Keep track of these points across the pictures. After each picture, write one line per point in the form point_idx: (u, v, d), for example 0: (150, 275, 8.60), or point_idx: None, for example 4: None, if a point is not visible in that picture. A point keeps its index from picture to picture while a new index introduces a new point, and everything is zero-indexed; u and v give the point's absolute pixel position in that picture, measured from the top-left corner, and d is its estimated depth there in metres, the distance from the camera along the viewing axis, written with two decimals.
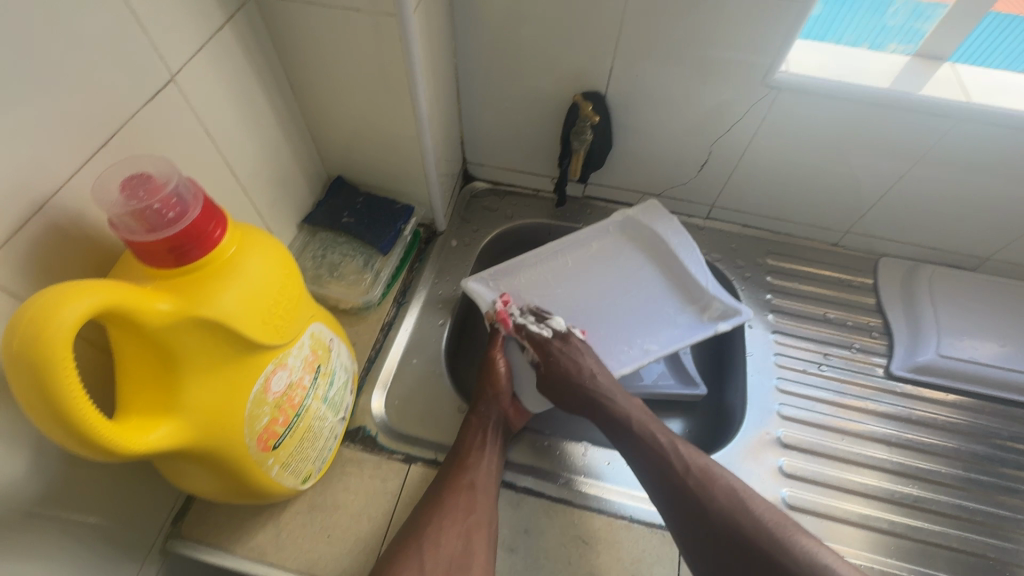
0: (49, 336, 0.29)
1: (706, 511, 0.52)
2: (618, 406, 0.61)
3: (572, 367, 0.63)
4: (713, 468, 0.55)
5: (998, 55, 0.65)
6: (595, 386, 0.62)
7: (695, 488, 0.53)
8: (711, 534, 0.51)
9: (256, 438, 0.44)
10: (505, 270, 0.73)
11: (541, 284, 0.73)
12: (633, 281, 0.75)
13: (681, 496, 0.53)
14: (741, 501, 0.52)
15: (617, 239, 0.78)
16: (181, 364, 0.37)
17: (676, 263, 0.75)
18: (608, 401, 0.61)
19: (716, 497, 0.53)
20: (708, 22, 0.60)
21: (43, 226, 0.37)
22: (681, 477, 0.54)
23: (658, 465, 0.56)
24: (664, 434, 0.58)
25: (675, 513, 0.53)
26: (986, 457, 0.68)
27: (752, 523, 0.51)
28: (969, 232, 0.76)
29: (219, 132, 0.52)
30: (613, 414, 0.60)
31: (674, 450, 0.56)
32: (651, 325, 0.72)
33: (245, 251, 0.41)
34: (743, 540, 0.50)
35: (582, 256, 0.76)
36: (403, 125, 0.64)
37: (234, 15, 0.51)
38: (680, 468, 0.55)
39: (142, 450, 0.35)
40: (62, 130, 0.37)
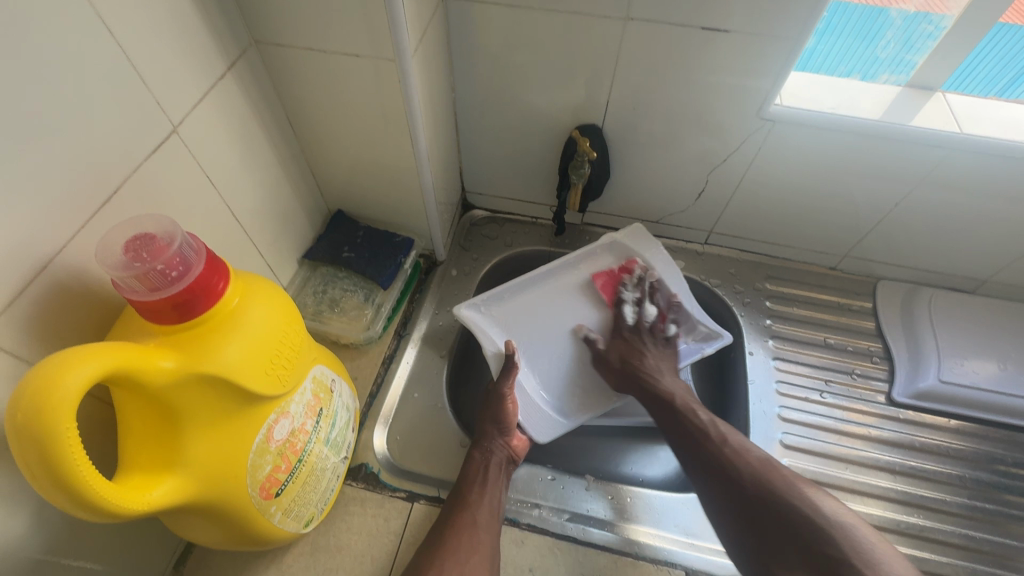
0: (54, 405, 0.29)
1: (736, 475, 0.55)
2: (662, 385, 0.65)
3: (636, 350, 0.69)
4: (748, 445, 0.57)
5: (985, 62, 0.65)
6: (643, 366, 0.67)
7: (730, 454, 0.56)
8: (743, 489, 0.54)
9: (258, 488, 0.44)
10: (500, 295, 0.73)
11: (534, 310, 0.73)
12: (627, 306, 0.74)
13: (715, 459, 0.57)
14: (774, 467, 0.55)
15: (614, 263, 0.77)
16: (185, 419, 0.37)
17: (667, 289, 0.74)
18: (651, 379, 0.66)
19: (751, 463, 0.55)
20: (702, 59, 0.61)
21: (48, 285, 0.37)
22: (718, 447, 0.57)
23: (698, 438, 0.59)
24: (703, 413, 0.62)
25: (709, 477, 0.56)
26: (991, 484, 0.68)
27: (782, 483, 0.53)
28: (966, 255, 0.76)
29: (221, 176, 0.52)
30: (658, 390, 0.65)
31: (713, 427, 0.60)
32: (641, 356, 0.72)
33: (248, 301, 0.41)
34: (770, 495, 0.52)
35: (573, 280, 0.76)
36: (402, 161, 0.64)
37: (235, 62, 0.52)
38: (716, 439, 0.58)
39: (146, 509, 0.35)
40: (66, 190, 0.37)
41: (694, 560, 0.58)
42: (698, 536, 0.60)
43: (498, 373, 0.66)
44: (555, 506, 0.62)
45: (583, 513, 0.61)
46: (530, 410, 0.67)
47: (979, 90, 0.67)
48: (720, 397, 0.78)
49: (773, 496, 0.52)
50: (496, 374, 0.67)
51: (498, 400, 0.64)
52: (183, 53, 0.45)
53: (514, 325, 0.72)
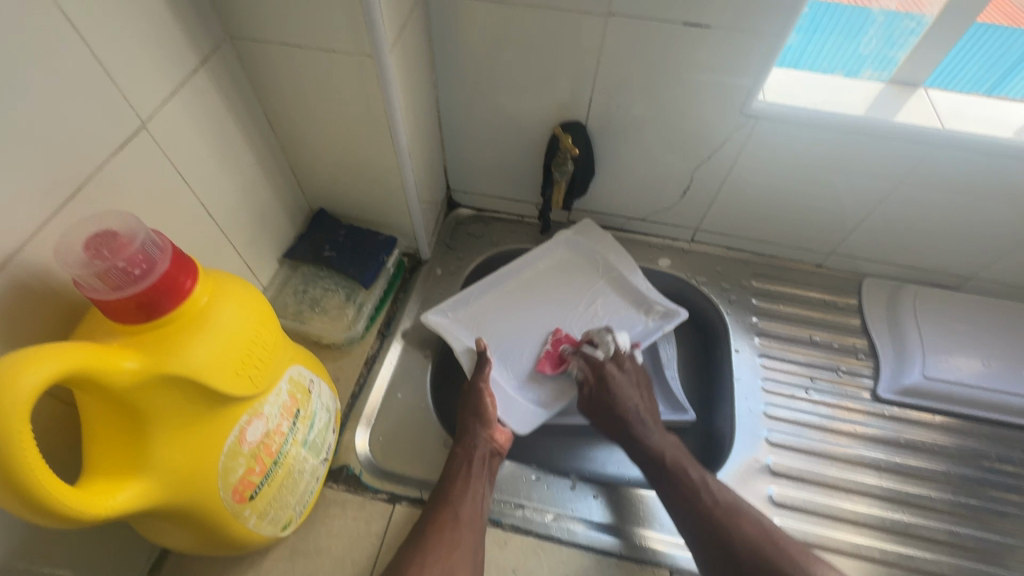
0: (5, 407, 0.28)
1: (730, 542, 0.53)
2: (651, 440, 0.62)
3: (615, 396, 0.65)
4: (738, 506, 0.56)
5: (974, 62, 0.65)
6: (632, 416, 0.63)
7: (722, 516, 0.55)
8: (736, 560, 0.52)
9: (231, 491, 0.43)
10: (463, 298, 0.73)
11: (498, 310, 0.74)
12: (588, 294, 0.76)
13: (707, 521, 0.55)
14: (767, 534, 0.54)
15: (572, 257, 0.79)
16: (150, 421, 0.36)
17: (624, 274, 0.77)
18: (641, 435, 0.62)
19: (745, 529, 0.54)
20: (684, 54, 0.61)
21: (7, 284, 0.36)
22: (710, 510, 0.55)
23: (688, 499, 0.57)
24: (694, 469, 0.59)
25: (699, 540, 0.55)
26: (975, 480, 0.68)
27: (775, 549, 0.53)
28: (950, 251, 0.76)
29: (194, 174, 0.51)
30: (646, 446, 0.62)
31: (703, 484, 0.58)
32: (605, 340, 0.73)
33: (217, 300, 0.40)
34: (766, 566, 0.52)
35: (536, 273, 0.77)
36: (382, 158, 0.64)
37: (207, 57, 0.51)
38: (706, 503, 0.56)
39: (108, 513, 0.34)
40: (26, 187, 0.36)
41: (680, 559, 0.58)
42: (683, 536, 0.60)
43: (471, 369, 0.67)
44: (539, 505, 0.61)
45: (567, 513, 0.60)
46: (507, 403, 0.67)
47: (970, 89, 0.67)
48: (707, 395, 0.78)
49: (770, 567, 0.51)
50: (469, 371, 0.67)
51: (475, 396, 0.63)
52: (151, 47, 0.44)
53: (481, 322, 0.72)
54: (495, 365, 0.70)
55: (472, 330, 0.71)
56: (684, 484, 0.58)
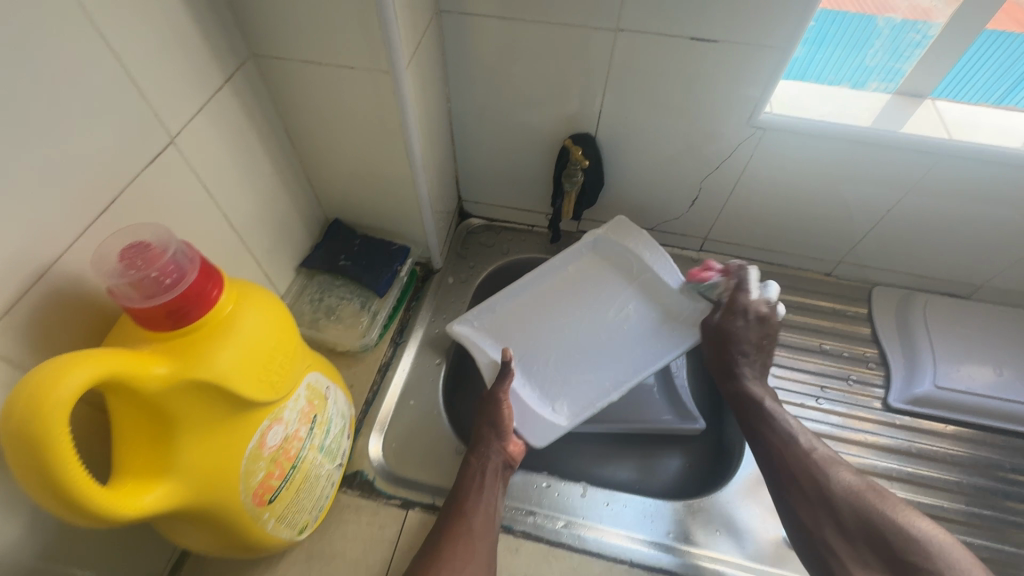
0: (49, 409, 0.30)
1: (824, 482, 0.57)
2: (750, 387, 0.66)
3: (741, 335, 0.68)
4: (836, 457, 0.59)
5: (984, 71, 0.65)
6: (744, 357, 0.68)
7: (818, 462, 0.59)
8: (829, 494, 0.56)
9: (251, 494, 0.44)
10: (488, 305, 0.73)
11: (523, 317, 0.73)
12: (616, 301, 0.75)
13: (803, 464, 0.59)
14: (866, 482, 0.56)
15: (597, 263, 0.78)
16: (177, 424, 0.38)
17: (656, 285, 0.74)
18: (740, 380, 0.68)
19: (840, 474, 0.57)
20: (692, 68, 0.62)
21: (45, 293, 0.38)
22: (806, 455, 0.60)
23: (783, 445, 0.61)
24: (792, 420, 0.63)
25: (788, 483, 0.59)
26: (989, 490, 0.67)
27: (871, 494, 0.55)
28: (961, 260, 0.76)
29: (218, 186, 0.53)
30: (744, 391, 0.67)
31: (803, 435, 0.61)
32: (628, 353, 0.71)
33: (241, 308, 0.41)
34: (862, 507, 0.54)
35: (560, 282, 0.76)
36: (397, 170, 0.65)
37: (232, 75, 0.53)
38: (803, 448, 0.60)
39: (139, 513, 0.36)
40: (64, 201, 0.38)
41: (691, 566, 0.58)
42: (694, 544, 0.60)
43: (494, 379, 0.66)
44: (550, 512, 0.61)
45: (578, 519, 0.61)
46: (525, 413, 0.66)
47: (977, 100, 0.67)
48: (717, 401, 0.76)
49: (868, 510, 0.54)
50: (490, 381, 0.67)
51: (493, 404, 0.63)
52: (180, 67, 0.46)
53: (504, 332, 0.72)
54: (517, 375, 0.69)
55: (496, 342, 0.71)
56: (777, 430, 0.62)
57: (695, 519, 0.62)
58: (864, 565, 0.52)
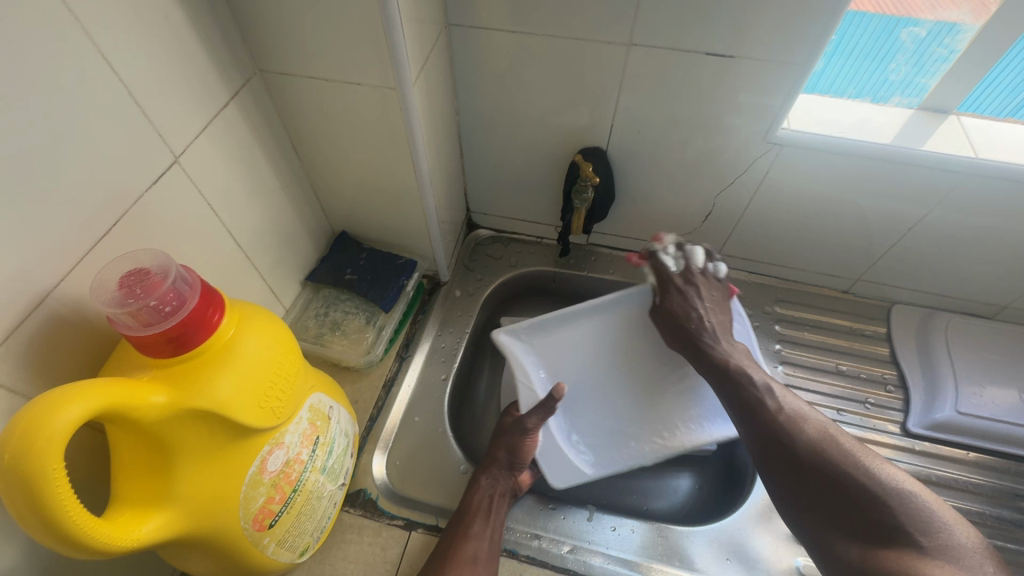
0: (43, 446, 0.29)
1: (791, 444, 0.54)
2: (715, 350, 0.62)
3: (688, 306, 0.65)
4: (805, 414, 0.56)
5: (1007, 72, 0.61)
6: (702, 329, 0.64)
7: (784, 421, 0.55)
8: (797, 460, 0.53)
9: (251, 520, 0.43)
10: (541, 325, 0.71)
11: (576, 347, 0.71)
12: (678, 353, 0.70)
13: (770, 428, 0.56)
14: (833, 437, 0.53)
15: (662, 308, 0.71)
16: (176, 452, 0.37)
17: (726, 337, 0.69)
18: (706, 346, 0.63)
19: (807, 432, 0.54)
20: (707, 83, 0.61)
21: (45, 318, 0.37)
22: (771, 414, 0.56)
23: (749, 407, 0.58)
24: (756, 375, 0.60)
25: (761, 447, 0.56)
26: (1011, 522, 0.65)
27: (838, 453, 0.52)
28: (985, 280, 0.74)
29: (222, 202, 0.53)
30: (710, 355, 0.62)
31: (768, 394, 0.58)
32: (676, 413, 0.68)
33: (243, 332, 0.41)
34: (829, 467, 0.51)
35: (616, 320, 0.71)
36: (404, 184, 0.65)
37: (238, 91, 0.52)
38: (770, 409, 0.57)
39: (135, 544, 0.35)
40: (66, 225, 0.38)
41: None
42: (703, 572, 0.58)
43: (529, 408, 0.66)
44: (555, 536, 0.60)
45: (584, 545, 0.59)
46: (553, 453, 0.66)
47: (1002, 101, 0.64)
48: None
49: (833, 468, 0.51)
50: (525, 409, 0.66)
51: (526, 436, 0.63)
52: (186, 85, 0.45)
53: (554, 361, 0.71)
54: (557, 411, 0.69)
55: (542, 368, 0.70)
56: (745, 391, 0.58)
57: (704, 547, 0.60)
58: (836, 528, 0.49)
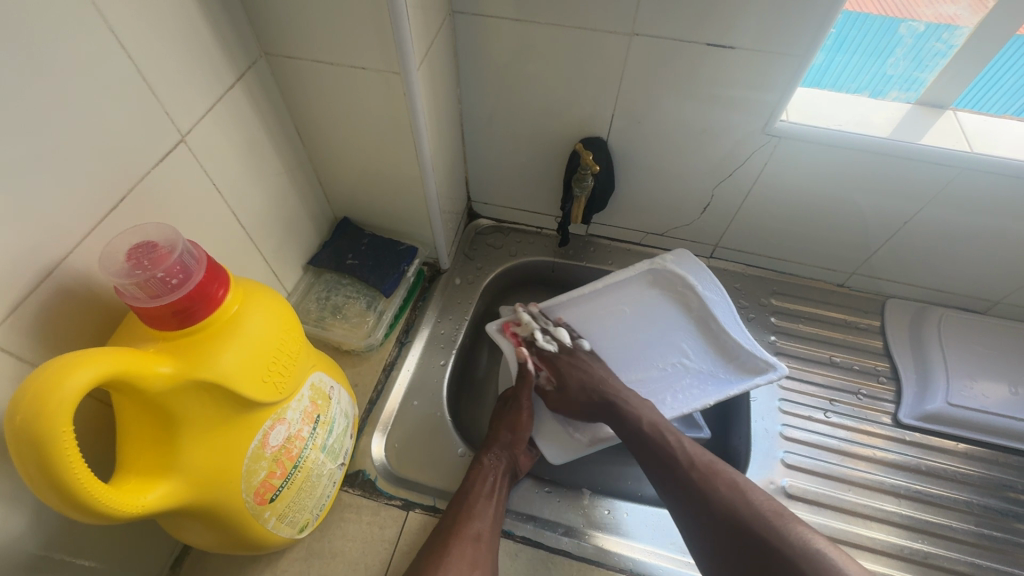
0: (52, 409, 0.30)
1: (708, 505, 0.54)
2: (630, 408, 0.63)
3: (578, 381, 0.66)
4: (717, 467, 0.57)
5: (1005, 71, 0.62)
6: (608, 388, 0.65)
7: (698, 480, 0.56)
8: (717, 526, 0.52)
9: (252, 493, 0.44)
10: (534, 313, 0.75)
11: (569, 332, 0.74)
12: (669, 340, 0.73)
13: (686, 486, 0.56)
14: (742, 493, 0.54)
15: (648, 290, 0.76)
16: (180, 423, 0.38)
17: (711, 319, 0.73)
18: (622, 402, 0.64)
19: (718, 487, 0.54)
20: (706, 74, 0.61)
21: (53, 289, 0.38)
22: (685, 471, 0.57)
23: (666, 464, 0.58)
24: (672, 435, 0.60)
25: (682, 505, 0.56)
26: (999, 511, 0.66)
27: (752, 513, 0.52)
28: (977, 276, 0.75)
29: (227, 184, 0.53)
30: (626, 416, 0.63)
31: (680, 448, 0.59)
32: (675, 386, 0.70)
33: (247, 309, 0.42)
34: (740, 530, 0.51)
35: (612, 305, 0.76)
36: (407, 171, 0.65)
37: (244, 73, 0.53)
38: (684, 466, 0.57)
39: (139, 511, 0.36)
40: (74, 198, 0.39)
41: None
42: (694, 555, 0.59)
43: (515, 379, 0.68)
44: (550, 519, 0.61)
45: (577, 527, 0.61)
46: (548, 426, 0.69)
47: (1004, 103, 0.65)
48: (723, 414, 0.77)
49: (748, 532, 0.51)
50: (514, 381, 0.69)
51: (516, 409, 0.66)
52: (193, 65, 0.46)
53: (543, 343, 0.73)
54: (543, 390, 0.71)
55: None
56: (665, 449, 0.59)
57: None
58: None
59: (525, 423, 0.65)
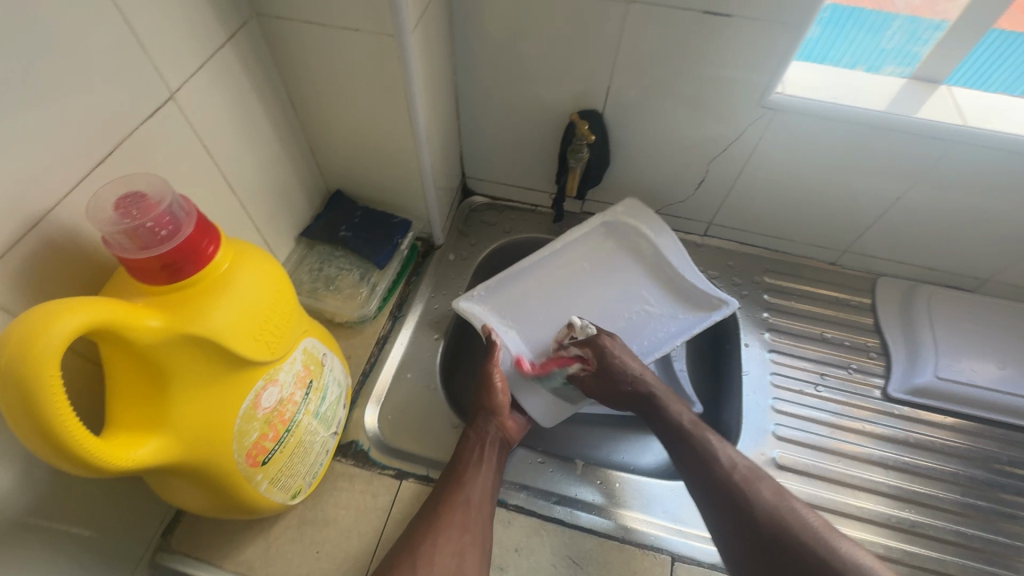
0: (38, 354, 0.29)
1: (747, 509, 0.51)
2: (670, 408, 0.62)
3: (623, 372, 0.64)
4: (759, 473, 0.54)
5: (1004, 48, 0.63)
6: (649, 388, 0.63)
7: (740, 483, 0.53)
8: (757, 534, 0.50)
9: (245, 454, 0.44)
10: (499, 282, 0.74)
11: (535, 293, 0.75)
12: (629, 288, 0.75)
13: (727, 490, 0.53)
14: (787, 501, 0.51)
15: (606, 243, 0.78)
16: (171, 378, 0.38)
17: (666, 266, 0.75)
18: (661, 401, 0.62)
19: (761, 492, 0.52)
20: (703, 45, 0.61)
21: (39, 242, 0.38)
22: (726, 472, 0.54)
23: (704, 463, 0.56)
24: (714, 435, 0.58)
25: (721, 509, 0.53)
26: (985, 482, 0.67)
27: (798, 524, 0.49)
28: (967, 253, 0.75)
29: (218, 147, 0.52)
30: (665, 414, 0.61)
31: (721, 450, 0.56)
32: (644, 332, 0.73)
33: (238, 267, 0.41)
34: (782, 539, 0.48)
35: (574, 263, 0.77)
36: (401, 141, 0.64)
37: (234, 33, 0.52)
38: (725, 467, 0.55)
39: (129, 466, 0.36)
40: (58, 150, 0.38)
41: (682, 547, 0.58)
42: (686, 523, 0.59)
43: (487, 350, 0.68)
44: (543, 489, 0.61)
45: (570, 496, 0.61)
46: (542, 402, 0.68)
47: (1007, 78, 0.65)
48: (715, 389, 0.78)
49: (791, 540, 0.48)
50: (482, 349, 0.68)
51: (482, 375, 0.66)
52: (182, 22, 0.45)
53: (513, 308, 0.73)
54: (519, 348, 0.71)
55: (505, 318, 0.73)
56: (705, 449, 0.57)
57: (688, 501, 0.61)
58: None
59: (502, 388, 0.64)
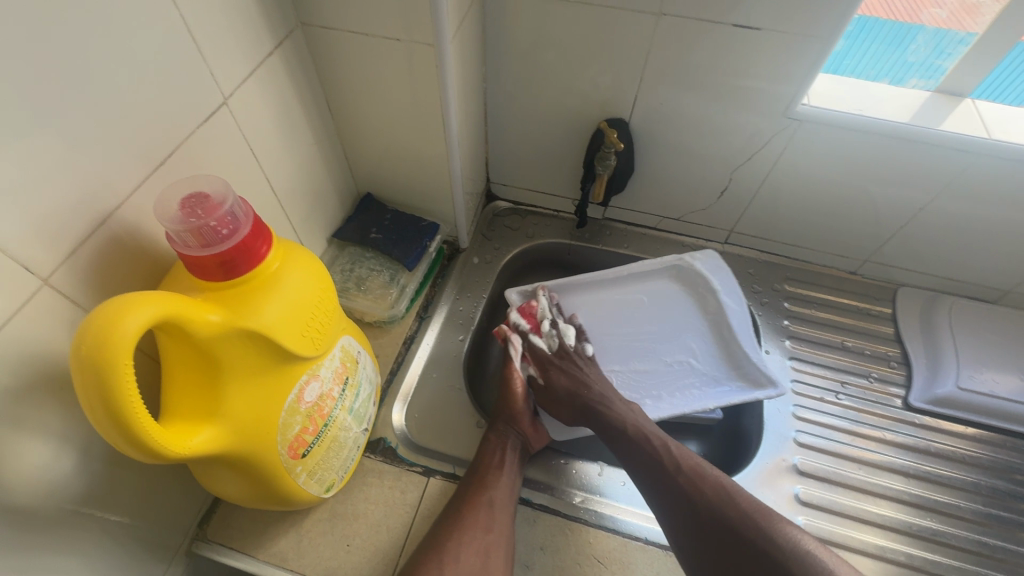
0: (114, 344, 0.31)
1: (693, 505, 0.54)
2: (613, 413, 0.63)
3: (566, 380, 0.66)
4: (704, 468, 0.57)
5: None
6: (592, 396, 0.64)
7: (685, 481, 0.55)
8: (700, 524, 0.53)
9: (287, 446, 0.46)
10: (568, 285, 0.78)
11: (600, 308, 0.77)
12: (683, 332, 0.76)
13: (672, 488, 0.55)
14: (729, 495, 0.54)
15: (669, 284, 0.79)
16: (225, 370, 0.39)
17: (728, 326, 0.75)
18: (602, 409, 0.63)
19: (706, 490, 0.54)
20: (730, 57, 0.62)
21: (105, 238, 0.40)
22: (672, 474, 0.56)
23: (652, 464, 0.58)
24: (657, 435, 0.60)
25: (666, 506, 0.55)
26: (1006, 493, 0.67)
27: (739, 514, 0.52)
28: (990, 265, 0.76)
29: (262, 150, 0.54)
30: (608, 421, 0.62)
31: (665, 450, 0.58)
32: (678, 383, 0.72)
33: (287, 266, 0.43)
34: (729, 530, 0.51)
35: (635, 293, 0.78)
36: (433, 147, 0.66)
37: (281, 42, 0.54)
38: (668, 468, 0.57)
39: (186, 454, 0.37)
40: (123, 152, 0.40)
41: None
42: None
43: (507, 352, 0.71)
44: (567, 488, 0.62)
45: (594, 497, 0.62)
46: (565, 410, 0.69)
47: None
48: None
49: (737, 533, 0.51)
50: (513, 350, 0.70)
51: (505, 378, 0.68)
52: (236, 30, 0.47)
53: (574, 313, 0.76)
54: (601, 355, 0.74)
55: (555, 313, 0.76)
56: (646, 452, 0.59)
57: None
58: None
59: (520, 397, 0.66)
